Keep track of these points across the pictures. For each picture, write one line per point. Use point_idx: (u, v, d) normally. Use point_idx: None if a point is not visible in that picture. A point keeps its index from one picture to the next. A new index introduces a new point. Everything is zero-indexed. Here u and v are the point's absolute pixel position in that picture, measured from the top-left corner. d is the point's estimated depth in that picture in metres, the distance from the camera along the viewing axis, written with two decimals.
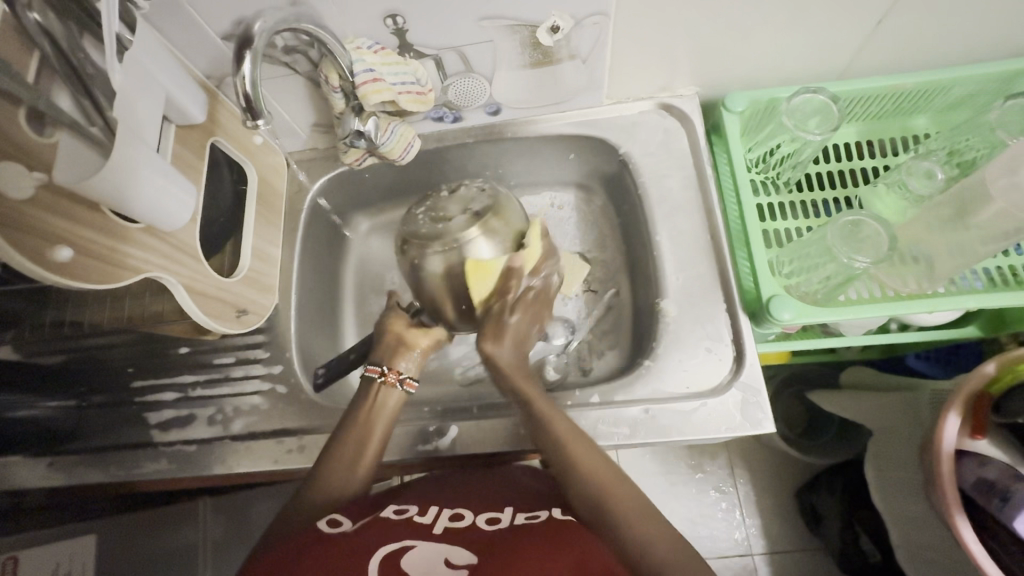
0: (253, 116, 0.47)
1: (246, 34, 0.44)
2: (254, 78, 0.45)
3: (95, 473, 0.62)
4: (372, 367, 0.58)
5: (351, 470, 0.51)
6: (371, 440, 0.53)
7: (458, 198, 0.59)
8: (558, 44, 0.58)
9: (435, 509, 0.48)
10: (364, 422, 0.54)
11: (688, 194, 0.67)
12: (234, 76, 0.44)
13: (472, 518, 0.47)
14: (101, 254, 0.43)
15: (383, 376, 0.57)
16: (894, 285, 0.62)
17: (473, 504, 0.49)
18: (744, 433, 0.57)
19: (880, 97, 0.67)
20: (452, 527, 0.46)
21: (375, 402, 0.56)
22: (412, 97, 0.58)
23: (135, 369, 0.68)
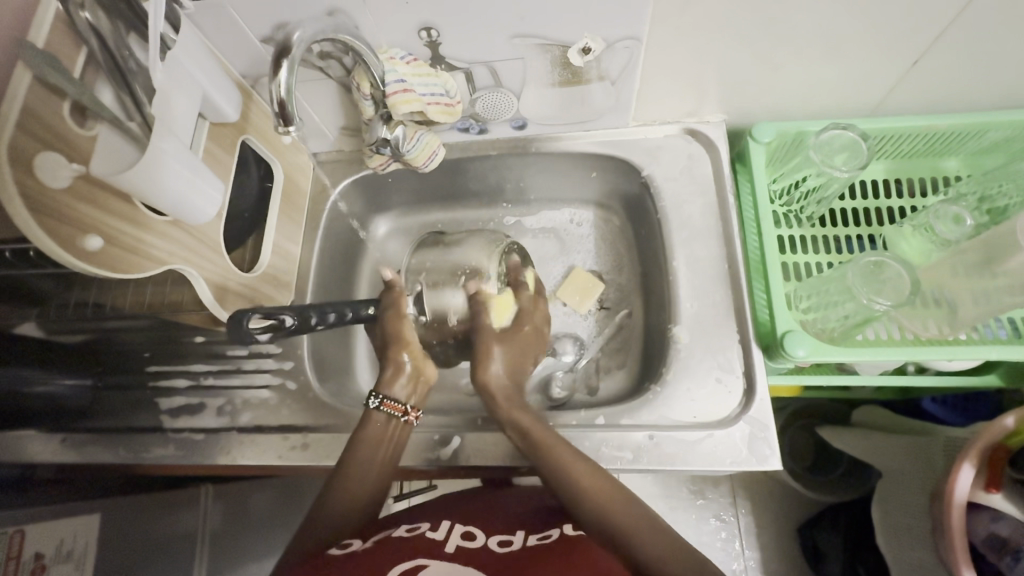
0: (285, 121, 0.47)
1: (285, 43, 0.45)
2: (291, 84, 0.45)
3: (105, 453, 0.64)
4: (393, 405, 0.58)
5: (363, 492, 0.54)
6: (383, 464, 0.55)
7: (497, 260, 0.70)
8: (588, 65, 0.58)
9: (445, 530, 0.52)
10: (378, 451, 0.56)
11: (707, 222, 0.67)
12: (270, 82, 0.45)
13: (483, 539, 0.50)
14: (131, 246, 0.44)
15: (405, 415, 0.58)
16: (914, 328, 0.61)
17: (484, 527, 0.52)
18: (749, 467, 0.56)
19: (912, 136, 0.65)
20: (463, 544, 0.49)
21: (390, 431, 0.57)
22: (440, 109, 0.59)
23: (151, 354, 0.70)
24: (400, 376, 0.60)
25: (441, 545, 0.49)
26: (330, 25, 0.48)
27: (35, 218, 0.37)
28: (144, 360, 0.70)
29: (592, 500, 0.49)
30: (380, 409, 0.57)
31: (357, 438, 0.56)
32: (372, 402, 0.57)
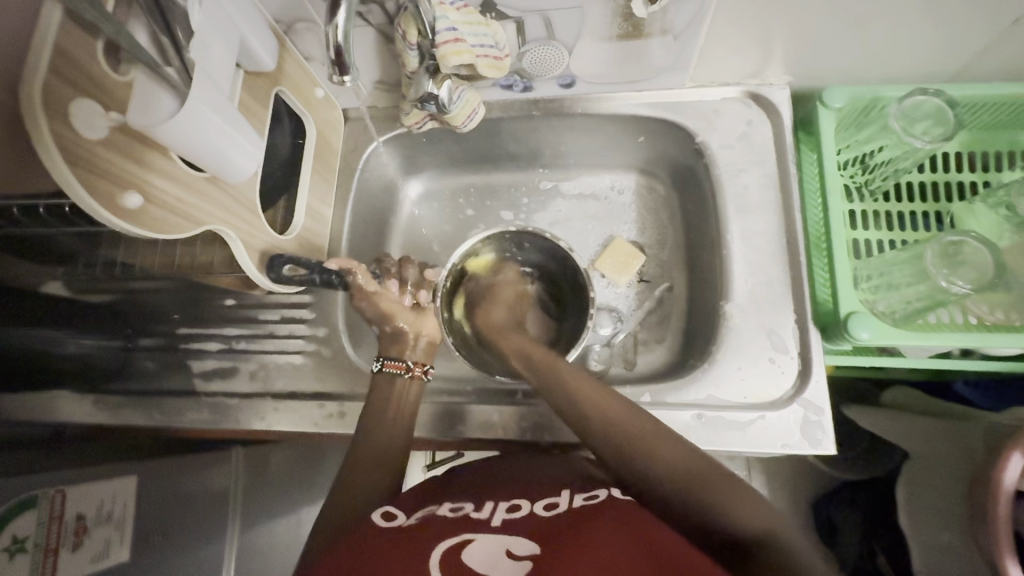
0: (340, 70, 0.43)
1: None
2: (348, 29, 0.40)
3: (139, 415, 0.64)
4: (394, 364, 0.59)
5: (382, 465, 0.52)
6: (398, 422, 0.56)
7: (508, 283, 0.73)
8: (652, 17, 0.53)
9: (490, 503, 0.48)
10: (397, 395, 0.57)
11: (765, 193, 0.63)
12: (326, 25, 0.40)
13: (529, 507, 0.47)
14: (170, 205, 0.42)
15: (410, 371, 0.59)
16: (979, 312, 0.58)
17: (528, 492, 0.49)
18: (801, 451, 0.54)
19: (997, 105, 0.60)
20: (510, 517, 0.46)
21: (403, 389, 0.58)
22: (488, 62, 0.54)
23: (181, 317, 0.69)
24: (401, 339, 0.62)
25: (488, 522, 0.46)
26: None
27: (75, 170, 0.34)
28: (174, 323, 0.69)
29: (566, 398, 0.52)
30: (385, 368, 0.58)
31: (367, 407, 0.57)
32: (377, 366, 0.59)
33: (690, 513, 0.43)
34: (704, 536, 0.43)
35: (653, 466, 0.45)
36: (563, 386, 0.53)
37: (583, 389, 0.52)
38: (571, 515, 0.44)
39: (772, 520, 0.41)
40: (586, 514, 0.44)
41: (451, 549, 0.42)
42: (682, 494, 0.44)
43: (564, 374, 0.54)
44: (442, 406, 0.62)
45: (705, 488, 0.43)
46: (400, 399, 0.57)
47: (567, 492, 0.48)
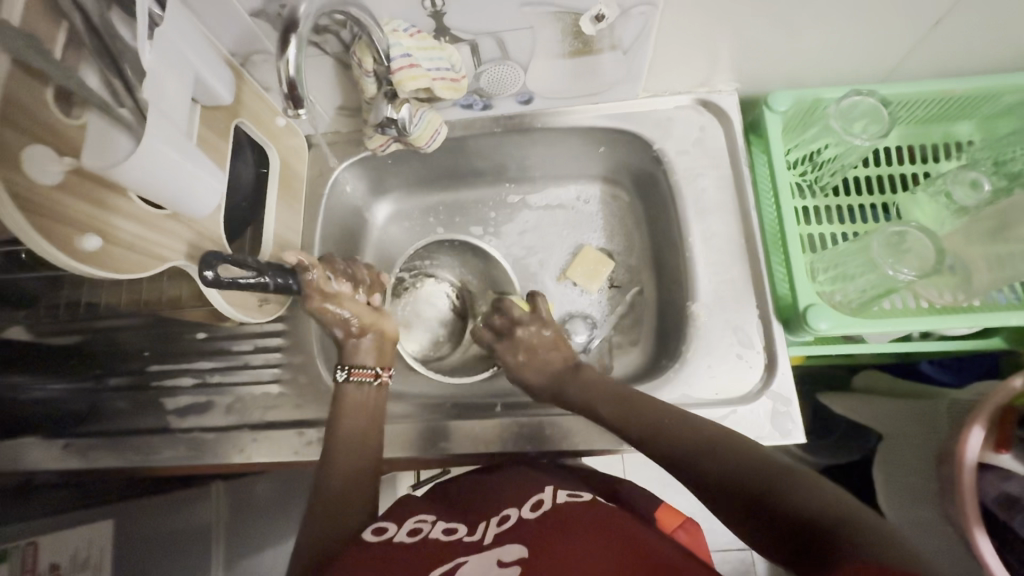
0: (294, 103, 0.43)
1: (291, 17, 0.41)
2: (299, 63, 0.41)
3: (112, 457, 0.62)
4: (361, 371, 0.59)
5: (357, 466, 0.54)
6: (366, 419, 0.57)
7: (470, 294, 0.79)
8: (601, 34, 0.55)
9: (482, 522, 0.49)
10: (361, 414, 0.57)
11: (722, 195, 0.65)
12: (277, 60, 0.41)
13: (518, 515, 0.48)
14: (129, 242, 0.41)
15: (377, 377, 0.60)
16: (929, 296, 0.61)
17: (516, 502, 0.50)
18: (772, 442, 0.56)
19: (928, 101, 0.64)
20: (501, 531, 0.47)
21: (368, 397, 0.58)
22: (447, 84, 0.56)
23: (151, 353, 0.67)
24: (363, 345, 0.61)
25: (481, 541, 0.47)
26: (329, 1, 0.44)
27: (26, 217, 0.34)
28: (144, 360, 0.67)
29: (608, 406, 0.54)
30: (351, 379, 0.58)
31: (333, 423, 0.56)
32: (344, 374, 0.59)
33: (759, 488, 0.40)
34: (766, 528, 0.39)
35: (709, 462, 0.43)
36: (610, 390, 0.55)
37: (643, 401, 0.52)
38: (554, 519, 0.46)
39: (832, 498, 0.37)
40: (565, 518, 0.46)
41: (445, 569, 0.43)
42: (739, 486, 0.41)
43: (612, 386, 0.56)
44: (423, 424, 0.62)
45: (755, 475, 0.41)
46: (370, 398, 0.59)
47: (549, 493, 0.50)
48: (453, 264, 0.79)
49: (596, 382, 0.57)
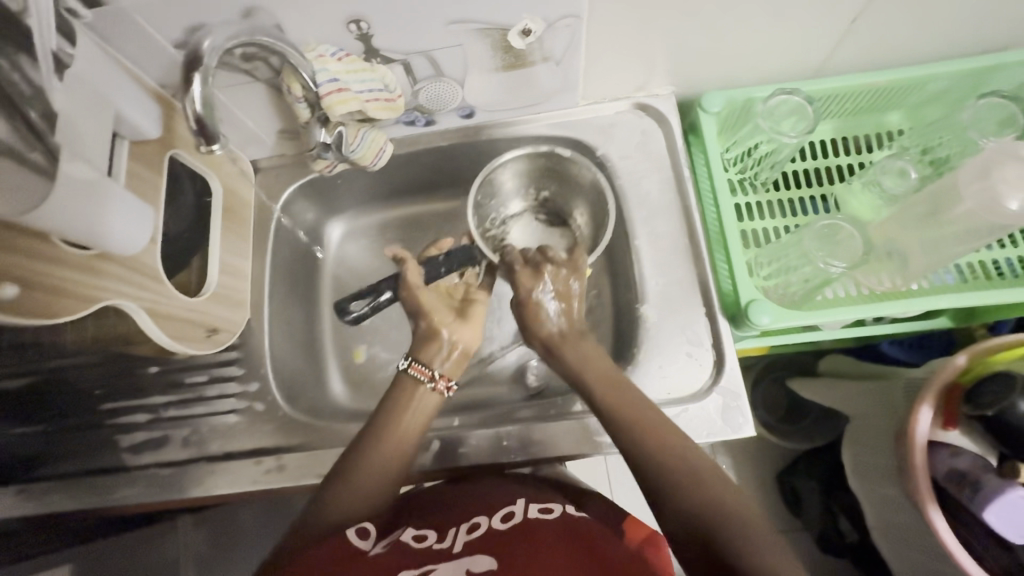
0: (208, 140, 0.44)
1: (200, 54, 0.43)
2: (205, 99, 0.42)
3: (67, 499, 0.61)
4: (421, 368, 0.54)
5: (386, 466, 0.49)
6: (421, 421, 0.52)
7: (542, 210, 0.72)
8: (530, 47, 0.56)
9: (451, 530, 0.50)
10: (411, 409, 0.52)
11: (665, 197, 0.66)
12: (184, 98, 0.42)
13: (487, 524, 0.49)
14: (57, 286, 0.43)
15: (434, 381, 0.54)
16: (869, 283, 0.64)
17: (485, 510, 0.51)
18: (725, 437, 0.58)
19: (855, 94, 0.66)
20: (470, 539, 0.48)
21: (419, 401, 0.53)
22: (380, 105, 0.57)
23: (105, 392, 0.65)
24: (437, 342, 0.56)
25: (451, 549, 0.47)
26: (249, 36, 0.46)
27: None
28: (96, 399, 0.65)
29: (598, 388, 0.50)
30: (408, 372, 0.53)
31: (382, 412, 0.52)
32: (425, 377, 0.53)
33: None
34: None
35: (687, 499, 0.42)
36: (603, 367, 0.52)
37: (628, 396, 0.49)
38: (528, 527, 0.47)
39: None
40: (533, 526, 0.47)
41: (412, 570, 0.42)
42: (714, 526, 0.41)
43: (606, 373, 0.51)
44: None
45: (734, 526, 0.40)
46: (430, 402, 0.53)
47: (519, 506, 0.51)
48: (516, 188, 0.70)
49: (598, 366, 0.51)
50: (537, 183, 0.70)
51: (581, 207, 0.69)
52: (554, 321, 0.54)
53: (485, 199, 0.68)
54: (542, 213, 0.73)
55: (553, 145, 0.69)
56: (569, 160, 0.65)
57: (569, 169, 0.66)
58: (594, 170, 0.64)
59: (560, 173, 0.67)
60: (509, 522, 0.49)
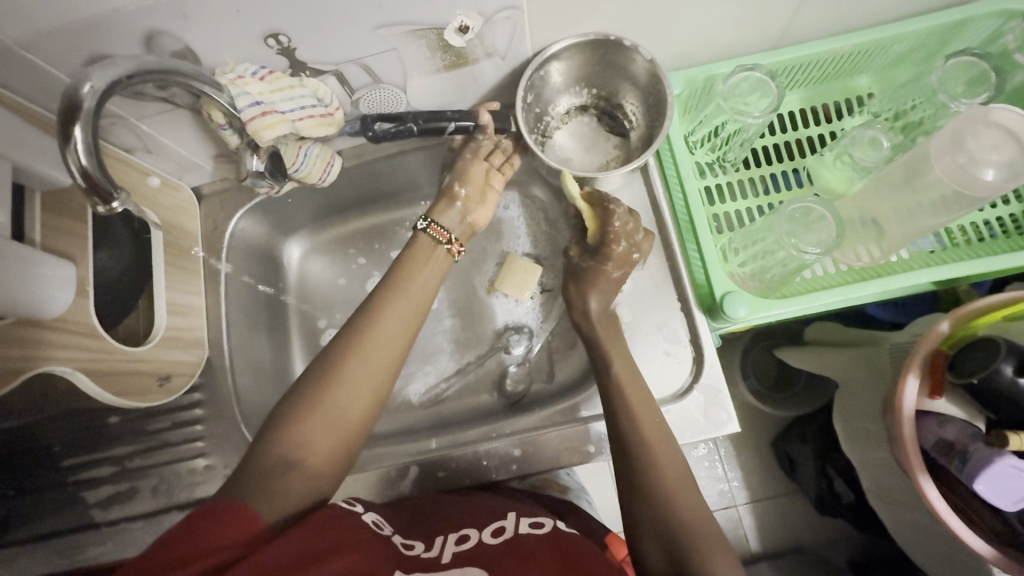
0: (104, 197, 0.41)
1: (73, 96, 0.38)
2: (89, 149, 0.38)
3: (37, 564, 0.58)
4: (438, 229, 0.59)
5: (376, 376, 0.48)
6: (381, 371, 0.48)
7: (617, 92, 0.64)
8: (471, 44, 0.52)
9: (439, 538, 0.47)
10: (403, 313, 0.52)
11: (631, 187, 0.63)
12: (65, 152, 0.38)
13: (478, 535, 0.47)
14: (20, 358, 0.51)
15: (450, 244, 0.59)
16: (848, 259, 0.61)
17: (476, 519, 0.49)
18: (709, 434, 0.56)
19: (819, 61, 0.63)
20: (460, 552, 0.45)
21: (435, 257, 0.58)
22: (316, 121, 0.53)
23: (63, 447, 0.62)
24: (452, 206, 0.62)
25: (438, 559, 0.45)
26: (134, 67, 0.40)
27: None
28: (57, 456, 0.62)
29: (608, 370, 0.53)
30: (426, 231, 0.59)
31: (377, 305, 0.51)
32: (444, 240, 0.59)
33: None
34: None
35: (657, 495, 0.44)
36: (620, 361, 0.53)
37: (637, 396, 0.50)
38: (521, 542, 0.45)
39: None
40: (526, 543, 0.45)
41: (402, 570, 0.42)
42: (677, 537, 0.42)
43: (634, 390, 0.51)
44: (362, 474, 0.60)
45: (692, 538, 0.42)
46: (387, 343, 0.49)
47: (512, 519, 0.48)
48: (567, 72, 0.61)
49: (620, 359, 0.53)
50: (583, 81, 0.64)
51: (631, 92, 0.63)
52: (595, 300, 0.57)
53: (534, 102, 0.63)
54: (596, 109, 0.66)
55: (609, 58, 0.59)
56: (615, 45, 0.57)
57: (623, 59, 0.59)
58: (647, 56, 0.56)
59: (614, 67, 0.60)
60: (500, 536, 0.46)
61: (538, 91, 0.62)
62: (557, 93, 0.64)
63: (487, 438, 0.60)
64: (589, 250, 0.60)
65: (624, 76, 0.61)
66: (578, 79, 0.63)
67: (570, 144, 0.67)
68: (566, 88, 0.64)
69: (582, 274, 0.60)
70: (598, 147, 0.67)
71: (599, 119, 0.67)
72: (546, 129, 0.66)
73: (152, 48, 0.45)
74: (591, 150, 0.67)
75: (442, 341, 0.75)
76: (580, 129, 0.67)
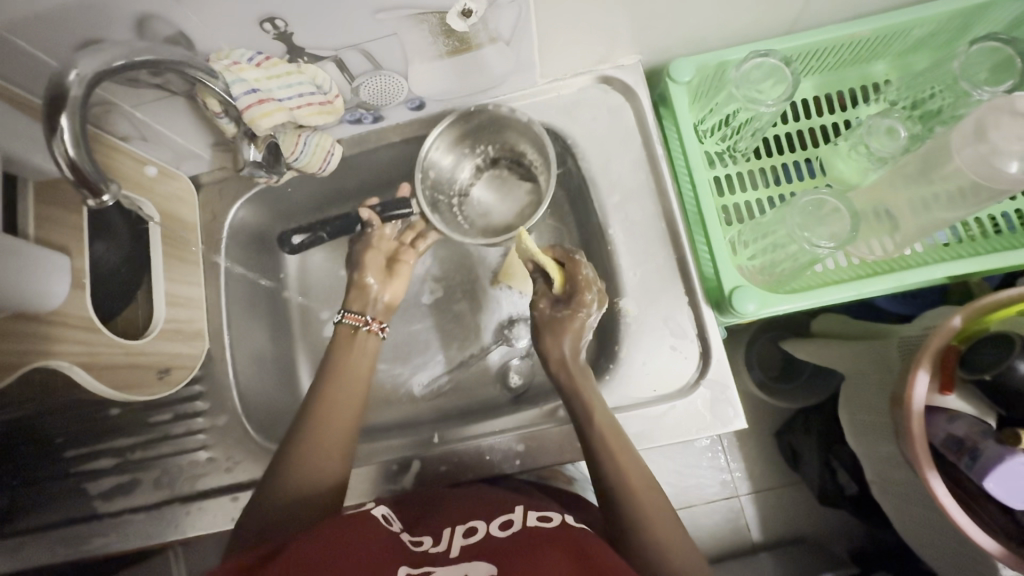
0: (95, 191, 0.40)
1: (60, 85, 0.37)
2: (76, 139, 0.37)
3: (41, 554, 0.58)
4: (355, 316, 0.58)
5: (338, 439, 0.51)
6: (343, 436, 0.51)
7: (501, 147, 0.68)
8: (474, 28, 0.49)
9: (447, 531, 0.47)
10: (352, 379, 0.54)
11: (639, 178, 0.62)
12: (53, 144, 0.37)
13: (485, 528, 0.46)
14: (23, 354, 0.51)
15: (366, 325, 0.58)
16: (860, 253, 0.60)
17: (484, 514, 0.49)
18: (715, 431, 0.55)
19: (836, 47, 0.60)
20: (467, 545, 0.45)
21: (360, 344, 0.56)
22: (313, 110, 0.52)
23: (66, 438, 0.62)
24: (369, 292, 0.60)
25: (446, 553, 0.44)
26: (124, 55, 0.39)
27: None
28: (60, 446, 0.62)
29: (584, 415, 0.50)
30: (344, 321, 0.57)
31: (329, 375, 0.54)
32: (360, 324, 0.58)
33: None
34: None
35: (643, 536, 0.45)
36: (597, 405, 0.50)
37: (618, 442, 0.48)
38: (529, 533, 0.45)
39: None
40: (526, 537, 0.44)
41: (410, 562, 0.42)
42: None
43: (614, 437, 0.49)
44: (364, 468, 0.59)
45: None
46: (342, 408, 0.52)
47: (518, 513, 0.48)
48: (456, 138, 0.66)
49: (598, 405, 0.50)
50: (482, 142, 0.68)
51: (520, 146, 0.67)
52: (569, 345, 0.52)
53: (442, 166, 0.68)
54: (503, 163, 0.70)
55: (488, 119, 0.64)
56: (495, 109, 0.62)
57: (493, 118, 0.64)
58: (523, 118, 0.62)
59: (499, 126, 0.65)
60: (508, 529, 0.46)
61: (441, 155, 0.66)
62: (456, 158, 0.69)
63: (490, 432, 0.60)
64: (560, 300, 0.54)
65: (498, 129, 0.65)
66: (456, 140, 0.66)
67: (496, 200, 0.71)
68: (460, 148, 0.68)
69: (555, 324, 0.53)
70: (511, 199, 0.71)
71: (508, 175, 0.71)
72: (460, 189, 0.71)
73: (144, 33, 0.43)
74: (507, 201, 0.71)
75: (444, 334, 0.74)
76: (490, 187, 0.71)
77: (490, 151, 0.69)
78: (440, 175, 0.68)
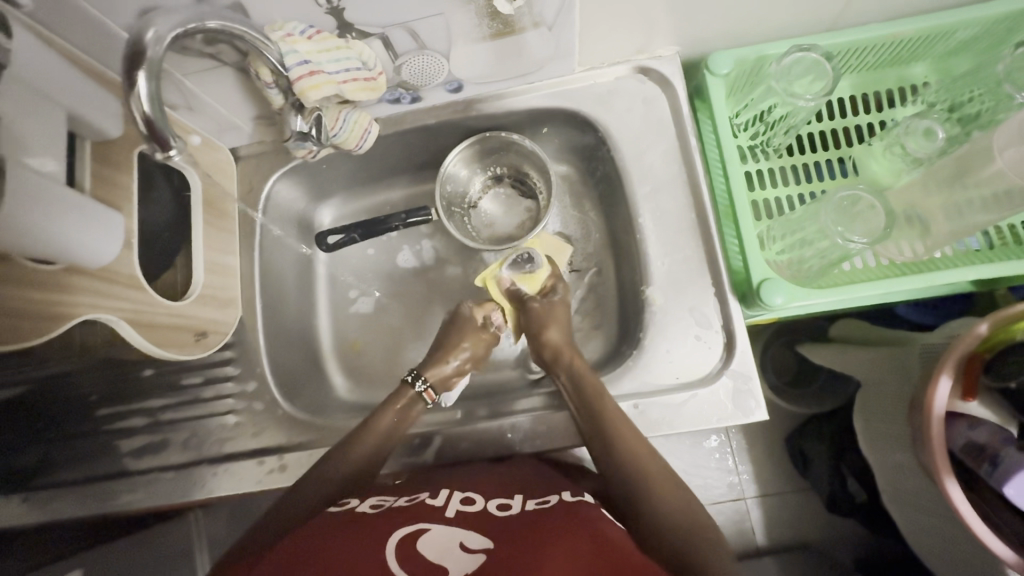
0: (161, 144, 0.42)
1: (137, 43, 0.39)
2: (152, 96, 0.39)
3: (72, 507, 0.60)
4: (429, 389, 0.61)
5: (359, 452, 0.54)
6: (363, 441, 0.55)
7: (508, 168, 0.74)
8: (519, 12, 0.50)
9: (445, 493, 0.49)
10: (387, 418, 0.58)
11: (671, 170, 0.62)
12: (128, 95, 0.39)
13: (483, 503, 0.48)
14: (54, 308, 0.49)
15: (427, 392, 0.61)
16: (890, 254, 0.59)
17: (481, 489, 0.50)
18: (735, 421, 0.56)
19: (877, 46, 0.60)
20: (463, 509, 0.46)
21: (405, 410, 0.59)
22: (359, 85, 0.53)
23: (100, 396, 0.64)
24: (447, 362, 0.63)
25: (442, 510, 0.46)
26: (193, 17, 0.41)
27: None
28: (93, 404, 0.64)
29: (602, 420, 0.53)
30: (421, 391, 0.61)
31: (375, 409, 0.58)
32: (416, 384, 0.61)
33: None
34: None
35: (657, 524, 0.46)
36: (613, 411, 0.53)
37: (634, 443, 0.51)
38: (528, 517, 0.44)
39: None
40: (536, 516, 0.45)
41: (407, 538, 0.42)
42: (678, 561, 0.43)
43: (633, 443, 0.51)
44: None
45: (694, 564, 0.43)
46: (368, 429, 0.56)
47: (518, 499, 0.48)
48: (466, 155, 0.71)
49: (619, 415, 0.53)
50: (492, 161, 0.74)
51: (527, 166, 0.72)
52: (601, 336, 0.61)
53: (452, 182, 0.73)
54: (507, 181, 0.75)
55: (495, 142, 0.70)
56: (506, 138, 0.69)
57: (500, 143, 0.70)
58: (529, 146, 0.69)
59: (505, 148, 0.71)
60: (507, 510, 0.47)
61: (451, 171, 0.72)
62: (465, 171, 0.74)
63: (513, 413, 0.61)
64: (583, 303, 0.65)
65: (504, 151, 0.72)
66: (469, 158, 0.72)
67: (502, 215, 0.76)
68: (470, 164, 0.73)
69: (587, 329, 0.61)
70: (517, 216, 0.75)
71: (512, 190, 0.75)
72: (469, 202, 0.76)
73: None
74: (511, 214, 0.75)
75: None
76: (496, 202, 0.76)
77: (496, 168, 0.74)
78: (451, 191, 0.73)
